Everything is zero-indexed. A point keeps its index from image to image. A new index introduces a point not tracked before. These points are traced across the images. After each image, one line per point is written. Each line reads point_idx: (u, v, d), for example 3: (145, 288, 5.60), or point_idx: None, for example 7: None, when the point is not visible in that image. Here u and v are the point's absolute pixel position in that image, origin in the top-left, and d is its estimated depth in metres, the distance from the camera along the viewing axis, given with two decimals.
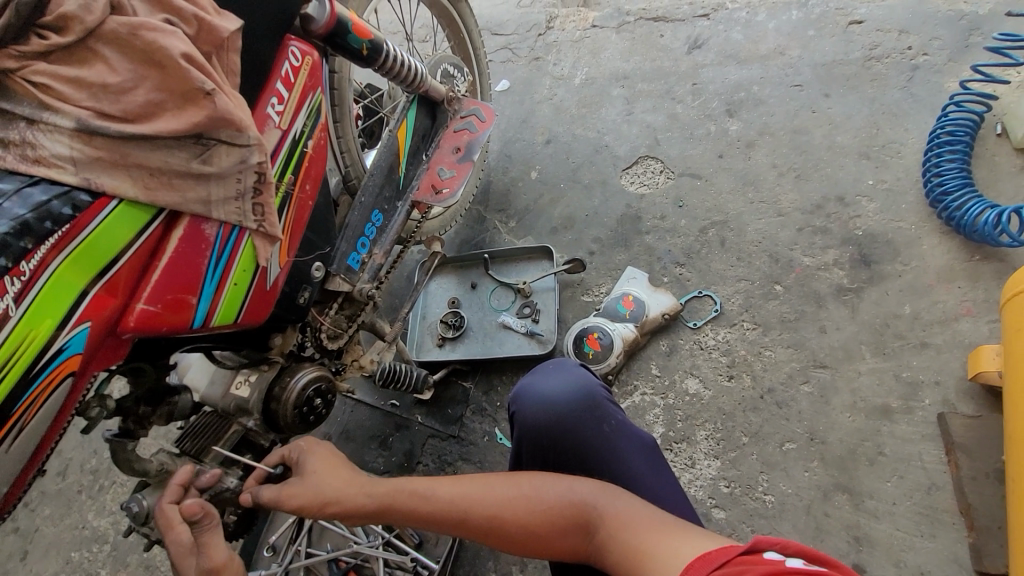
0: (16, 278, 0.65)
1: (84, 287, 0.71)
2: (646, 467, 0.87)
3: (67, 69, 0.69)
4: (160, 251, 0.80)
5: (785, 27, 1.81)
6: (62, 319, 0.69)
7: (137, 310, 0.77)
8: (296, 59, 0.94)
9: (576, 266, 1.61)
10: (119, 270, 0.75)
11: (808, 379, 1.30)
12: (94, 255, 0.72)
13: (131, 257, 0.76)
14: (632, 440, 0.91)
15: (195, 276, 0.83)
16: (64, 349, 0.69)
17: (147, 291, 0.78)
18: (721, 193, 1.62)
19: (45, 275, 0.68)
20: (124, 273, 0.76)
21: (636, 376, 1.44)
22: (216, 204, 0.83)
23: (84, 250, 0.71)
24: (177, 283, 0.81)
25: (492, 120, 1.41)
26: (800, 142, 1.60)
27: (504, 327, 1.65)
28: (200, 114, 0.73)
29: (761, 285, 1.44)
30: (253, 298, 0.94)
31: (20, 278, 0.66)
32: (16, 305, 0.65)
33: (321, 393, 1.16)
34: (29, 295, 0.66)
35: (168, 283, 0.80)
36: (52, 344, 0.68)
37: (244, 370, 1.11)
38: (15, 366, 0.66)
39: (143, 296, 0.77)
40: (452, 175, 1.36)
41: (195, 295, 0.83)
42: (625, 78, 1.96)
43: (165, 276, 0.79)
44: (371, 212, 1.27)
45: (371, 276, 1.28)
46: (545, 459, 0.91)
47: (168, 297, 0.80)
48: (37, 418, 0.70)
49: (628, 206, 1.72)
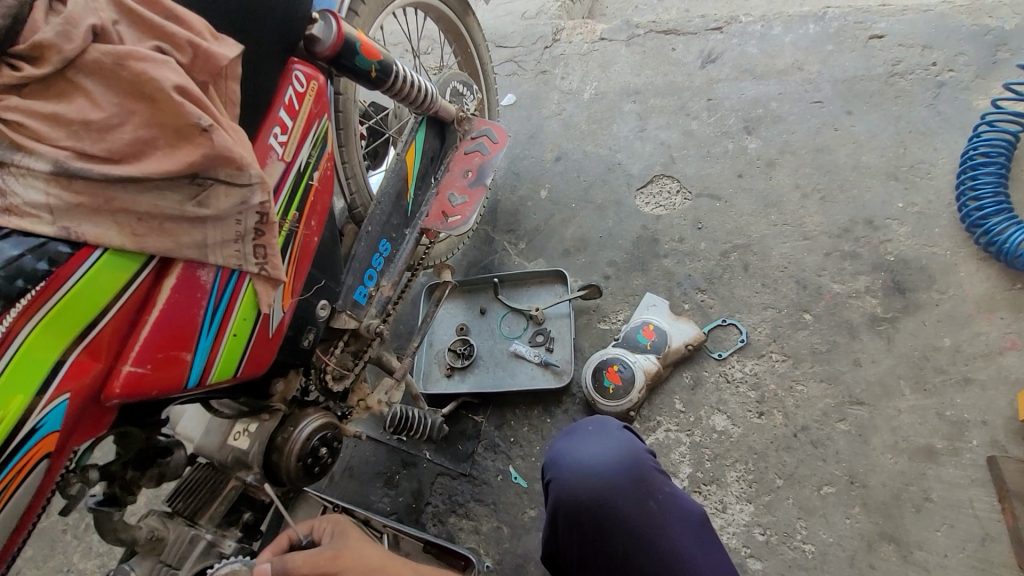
0: None
1: (61, 354, 0.62)
2: (694, 546, 0.84)
3: (43, 105, 0.60)
4: (151, 304, 0.70)
5: (802, 41, 1.74)
6: (35, 393, 0.60)
7: (124, 374, 0.68)
8: (301, 85, 0.85)
9: (593, 291, 1.54)
10: (103, 330, 0.66)
11: (845, 417, 1.23)
12: (73, 316, 0.63)
13: (117, 313, 0.67)
14: (678, 514, 0.88)
15: (190, 329, 0.74)
16: (38, 429, 0.60)
17: (135, 352, 0.69)
18: (742, 215, 1.55)
19: (14, 343, 0.58)
20: (108, 333, 0.67)
21: (659, 412, 1.37)
22: (212, 248, 0.73)
23: (60, 310, 0.62)
24: (169, 339, 0.72)
25: (504, 141, 1.34)
26: (823, 162, 1.53)
27: (516, 356, 1.57)
28: (195, 152, 0.64)
29: (790, 314, 1.37)
30: (254, 348, 0.85)
31: None
32: None
33: (326, 442, 1.07)
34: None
35: (159, 340, 0.71)
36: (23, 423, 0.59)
37: (243, 418, 1.02)
38: None
39: (131, 358, 0.68)
40: (463, 201, 1.28)
41: (190, 351, 0.75)
42: (636, 93, 1.89)
43: (155, 332, 0.70)
44: (378, 242, 1.19)
45: (379, 310, 1.19)
46: (583, 536, 0.87)
47: (160, 356, 0.71)
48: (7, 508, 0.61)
49: (644, 227, 1.65)
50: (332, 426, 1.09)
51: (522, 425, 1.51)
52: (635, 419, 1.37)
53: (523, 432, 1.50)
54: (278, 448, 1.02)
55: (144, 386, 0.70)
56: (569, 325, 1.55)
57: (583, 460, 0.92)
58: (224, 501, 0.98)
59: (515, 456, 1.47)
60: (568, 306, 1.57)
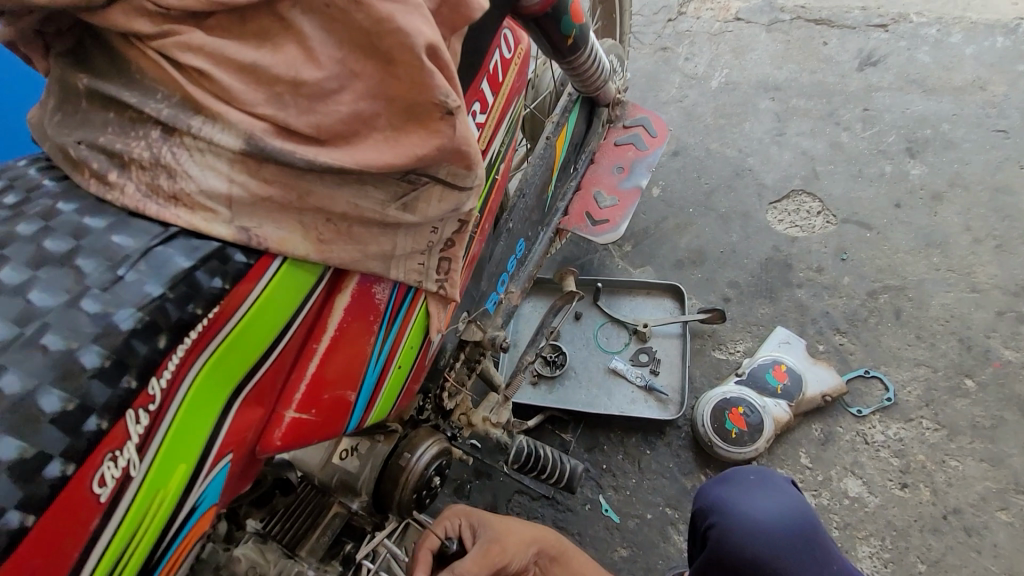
0: (141, 413, 0.41)
1: (227, 404, 0.47)
2: None
3: (238, 49, 0.42)
4: (320, 334, 0.55)
5: (986, 56, 1.57)
6: (198, 460, 0.46)
7: (287, 423, 0.53)
8: (508, 50, 0.66)
9: (717, 316, 1.37)
10: (270, 370, 0.51)
11: (1006, 505, 1.11)
12: (243, 355, 0.47)
13: (286, 348, 0.51)
14: None
15: (358, 363, 0.59)
16: (200, 503, 0.47)
17: (301, 395, 0.54)
18: (897, 252, 1.37)
19: (179, 398, 0.43)
20: (275, 373, 0.51)
21: (782, 465, 1.22)
22: (397, 260, 0.56)
23: (230, 347, 0.46)
24: (337, 375, 0.57)
25: (664, 137, 1.16)
26: (1001, 204, 1.38)
27: (614, 374, 1.42)
28: (428, 142, 0.45)
29: (948, 377, 1.23)
30: (412, 378, 0.69)
31: (147, 410, 0.41)
32: (141, 459, 0.41)
33: (440, 470, 0.96)
34: (157, 438, 0.42)
35: (327, 377, 0.56)
36: (184, 499, 0.46)
37: (352, 438, 0.89)
38: (139, 543, 0.43)
39: (295, 402, 0.54)
40: (613, 203, 1.10)
41: (356, 390, 0.59)
42: (776, 90, 1.67)
43: (325, 369, 0.55)
44: (516, 243, 1.01)
45: (504, 319, 1.04)
46: None
47: (325, 398, 0.56)
48: None
49: (776, 248, 1.47)
50: (445, 454, 0.96)
51: (616, 452, 1.38)
52: (753, 469, 1.24)
53: (616, 459, 1.37)
54: (390, 473, 0.91)
55: (304, 434, 0.56)
56: (682, 349, 1.40)
57: (748, 514, 0.83)
58: (327, 530, 0.87)
59: (606, 486, 1.34)
60: (684, 329, 1.42)
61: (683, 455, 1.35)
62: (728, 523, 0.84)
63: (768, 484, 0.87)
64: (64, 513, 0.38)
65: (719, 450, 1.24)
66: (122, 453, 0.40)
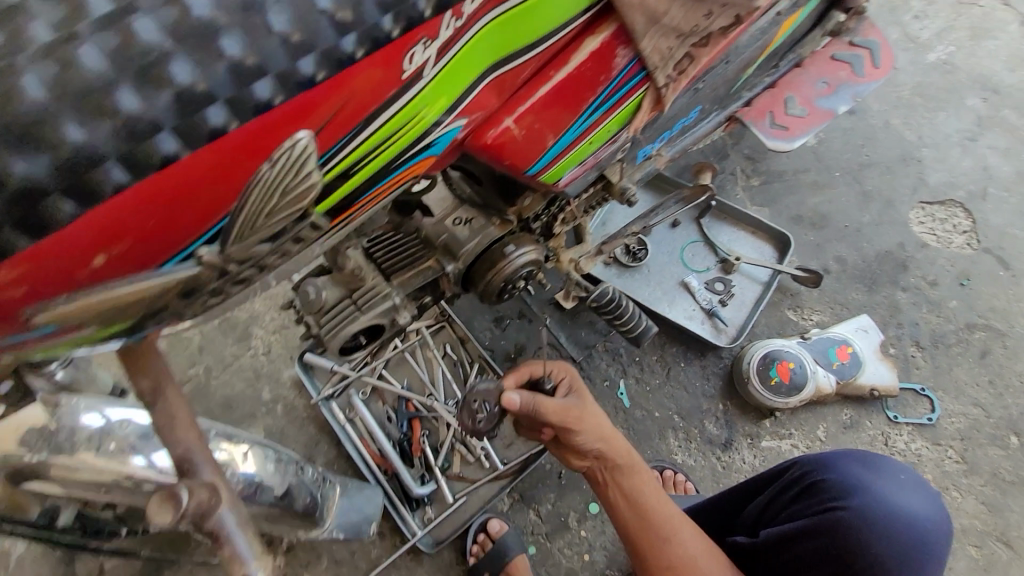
0: (454, 20, 0.48)
1: (490, 67, 0.54)
2: None
3: None
4: (561, 63, 0.61)
5: None
6: (455, 99, 0.53)
7: (508, 123, 0.59)
8: None
9: (813, 279, 1.36)
10: (519, 67, 0.57)
11: (982, 545, 1.18)
12: (521, 31, 0.54)
13: (536, 56, 0.58)
14: None
15: (574, 109, 0.64)
16: (435, 141, 0.54)
17: (529, 105, 0.60)
18: (1018, 299, 1.36)
19: (475, 31, 0.50)
20: (518, 73, 0.58)
21: (797, 426, 1.33)
22: (658, 28, 0.61)
23: (519, 18, 0.53)
24: (557, 109, 0.62)
25: (883, 74, 1.08)
26: None
27: (684, 288, 1.45)
28: None
29: (997, 427, 1.26)
30: (583, 165, 0.73)
31: (458, 22, 0.48)
32: (435, 61, 0.49)
33: (526, 276, 1.00)
34: (450, 53, 0.49)
35: (551, 104, 0.61)
36: (429, 128, 0.53)
37: (472, 210, 0.92)
38: (391, 141, 0.51)
39: (516, 111, 0.60)
40: (801, 113, 1.05)
41: (557, 137, 0.63)
42: (993, 92, 1.53)
43: (554, 94, 0.61)
44: (693, 108, 0.95)
45: (641, 178, 1.02)
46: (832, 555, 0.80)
47: (537, 125, 0.61)
48: (364, 215, 0.57)
49: (900, 246, 1.41)
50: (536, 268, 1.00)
51: (652, 352, 1.44)
52: (770, 418, 1.35)
53: (649, 359, 1.44)
54: (487, 259, 0.95)
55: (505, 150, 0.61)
56: (761, 295, 1.41)
57: (890, 500, 0.81)
58: (418, 276, 0.92)
59: (630, 374, 1.43)
60: (775, 278, 1.41)
61: (712, 382, 1.40)
62: (867, 503, 0.81)
63: (923, 491, 0.84)
64: (323, 98, 0.43)
65: (753, 389, 1.32)
66: (431, 44, 0.47)
